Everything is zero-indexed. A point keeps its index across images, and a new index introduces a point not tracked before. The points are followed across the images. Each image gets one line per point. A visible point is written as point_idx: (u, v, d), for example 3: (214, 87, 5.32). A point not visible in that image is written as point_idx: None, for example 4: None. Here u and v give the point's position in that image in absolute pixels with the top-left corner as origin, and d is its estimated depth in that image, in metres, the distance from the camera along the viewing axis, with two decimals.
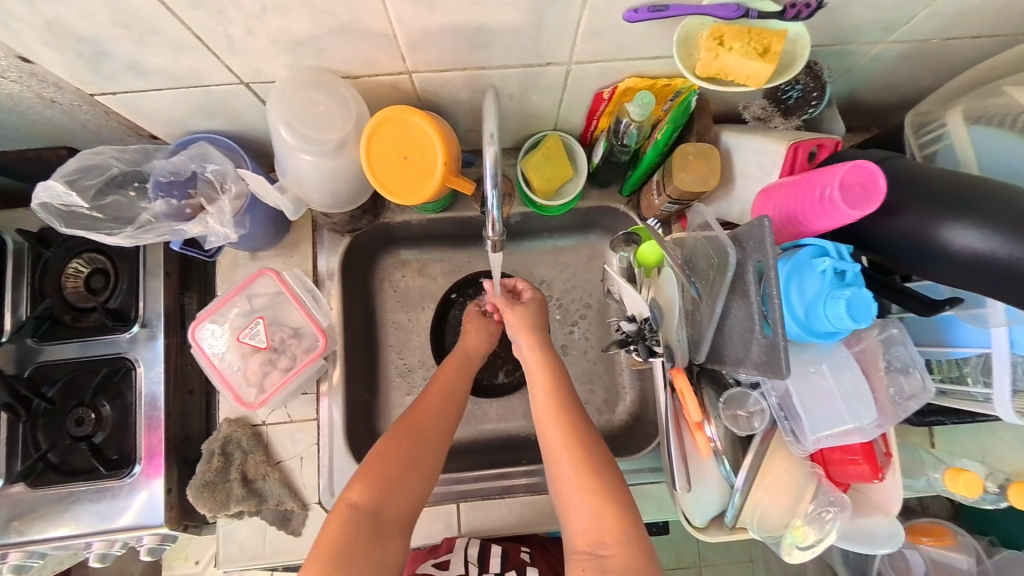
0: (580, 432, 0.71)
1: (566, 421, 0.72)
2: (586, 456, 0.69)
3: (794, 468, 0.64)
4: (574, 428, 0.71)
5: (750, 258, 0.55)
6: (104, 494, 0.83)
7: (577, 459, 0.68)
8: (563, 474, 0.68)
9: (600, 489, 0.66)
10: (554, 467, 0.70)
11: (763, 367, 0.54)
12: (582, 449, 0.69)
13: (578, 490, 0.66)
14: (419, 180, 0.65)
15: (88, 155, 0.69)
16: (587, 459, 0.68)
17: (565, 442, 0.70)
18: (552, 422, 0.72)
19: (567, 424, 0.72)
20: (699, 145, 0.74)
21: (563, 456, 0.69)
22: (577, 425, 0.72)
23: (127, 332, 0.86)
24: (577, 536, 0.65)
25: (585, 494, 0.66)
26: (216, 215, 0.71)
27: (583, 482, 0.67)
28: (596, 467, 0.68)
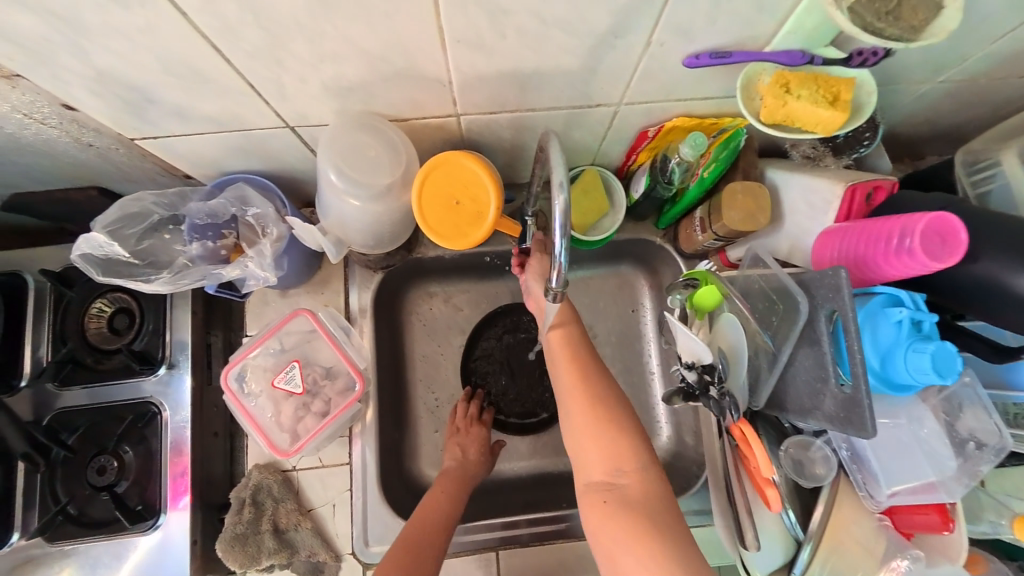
0: (592, 375, 0.67)
1: (578, 364, 0.69)
2: (601, 393, 0.66)
3: (863, 520, 0.61)
4: (587, 376, 0.67)
5: (822, 308, 0.54)
6: (126, 547, 0.79)
7: (591, 399, 0.66)
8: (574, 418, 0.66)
9: (608, 418, 0.64)
10: (570, 423, 0.67)
11: (841, 422, 0.52)
12: (594, 386, 0.67)
13: (589, 425, 0.65)
14: (469, 223, 0.63)
15: (128, 203, 0.68)
16: (601, 398, 0.66)
17: (579, 385, 0.67)
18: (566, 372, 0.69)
19: (581, 370, 0.68)
20: (746, 183, 0.72)
21: (577, 401, 0.66)
22: (587, 365, 0.68)
23: (153, 374, 0.83)
24: (589, 471, 0.64)
25: (598, 430, 0.64)
26: (256, 258, 0.69)
27: (596, 420, 0.64)
28: (608, 399, 0.66)
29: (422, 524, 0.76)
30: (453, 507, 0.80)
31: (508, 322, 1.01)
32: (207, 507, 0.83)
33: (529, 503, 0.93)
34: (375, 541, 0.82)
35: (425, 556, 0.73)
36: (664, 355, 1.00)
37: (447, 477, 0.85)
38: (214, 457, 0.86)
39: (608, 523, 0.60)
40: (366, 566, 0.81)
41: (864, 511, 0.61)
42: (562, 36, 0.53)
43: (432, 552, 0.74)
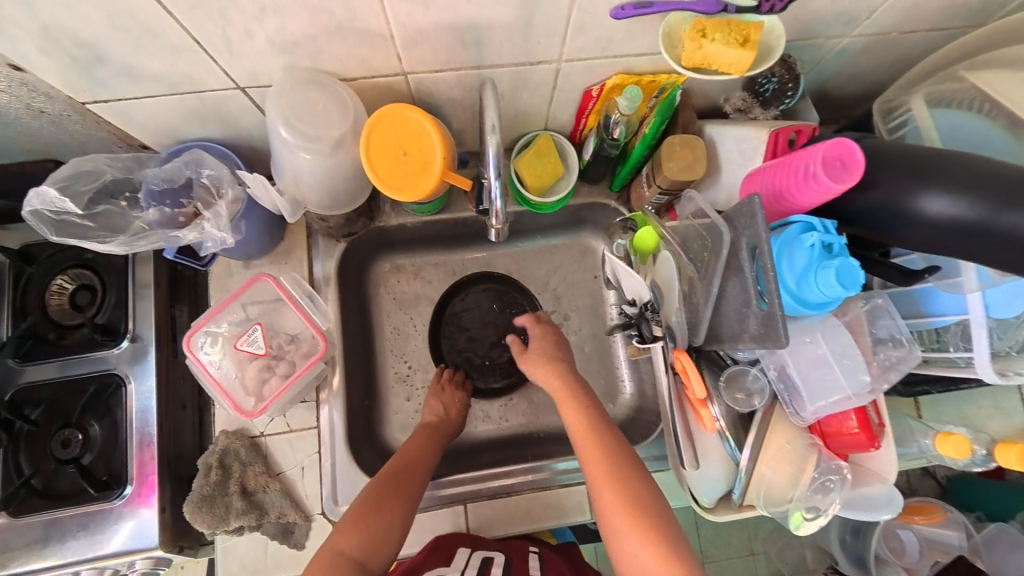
0: (625, 471, 0.69)
1: (603, 445, 0.71)
2: (628, 476, 0.68)
3: (793, 439, 0.65)
4: (614, 462, 0.69)
5: (742, 234, 0.57)
6: (91, 519, 0.78)
7: (620, 490, 0.67)
8: (609, 501, 0.67)
9: (639, 508, 0.65)
10: (603, 523, 0.66)
11: (763, 338, 0.56)
12: (628, 478, 0.68)
13: (620, 517, 0.65)
14: (418, 173, 0.66)
15: (79, 162, 0.68)
16: (634, 489, 0.66)
17: (603, 471, 0.69)
18: (593, 459, 0.70)
19: (606, 444, 0.71)
20: (682, 136, 0.77)
21: (605, 488, 0.67)
22: (618, 455, 0.70)
23: (116, 347, 0.83)
24: (622, 552, 0.63)
25: (629, 518, 0.64)
26: (212, 219, 0.71)
27: (632, 516, 0.64)
28: (639, 492, 0.66)
29: (399, 472, 0.78)
30: (431, 452, 0.83)
31: (473, 292, 1.04)
32: (176, 478, 0.84)
33: (499, 461, 0.95)
34: (345, 500, 0.83)
35: (407, 491, 0.75)
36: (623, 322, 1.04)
37: (421, 434, 0.86)
38: (183, 430, 0.87)
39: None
40: None
41: (794, 431, 0.66)
42: None
43: (412, 489, 0.76)
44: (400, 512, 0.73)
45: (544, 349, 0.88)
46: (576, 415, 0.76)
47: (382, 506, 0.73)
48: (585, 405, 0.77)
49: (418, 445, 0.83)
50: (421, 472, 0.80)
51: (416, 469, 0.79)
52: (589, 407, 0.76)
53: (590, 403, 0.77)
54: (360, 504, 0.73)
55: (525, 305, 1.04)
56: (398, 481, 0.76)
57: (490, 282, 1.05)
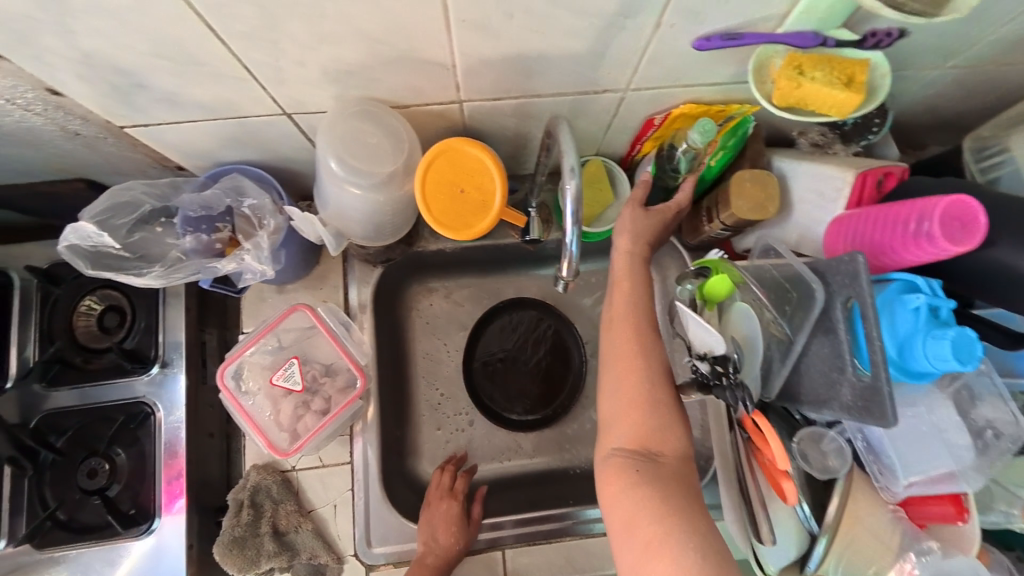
0: (647, 340, 0.63)
1: (638, 339, 0.63)
2: (655, 381, 0.61)
3: (876, 513, 0.60)
4: (643, 342, 0.63)
5: (840, 295, 0.52)
6: (119, 554, 0.76)
7: (636, 339, 0.63)
8: (621, 344, 0.63)
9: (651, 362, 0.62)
10: (612, 378, 0.63)
11: (861, 412, 0.51)
12: (648, 340, 0.63)
13: (628, 403, 0.60)
14: (474, 213, 0.61)
15: (116, 192, 0.64)
16: (649, 372, 0.61)
17: (632, 359, 0.62)
18: (624, 359, 0.62)
19: (638, 341, 0.63)
20: (754, 171, 0.71)
21: (626, 372, 0.62)
22: (649, 340, 0.63)
23: (146, 374, 0.80)
24: (617, 438, 0.60)
25: (640, 409, 0.59)
26: (253, 250, 0.67)
27: (641, 406, 0.59)
28: (660, 398, 0.60)
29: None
30: None
31: (508, 318, 0.99)
32: (202, 511, 0.81)
33: (534, 501, 0.91)
34: (378, 542, 0.81)
35: None
36: None
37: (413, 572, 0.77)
38: (210, 460, 0.83)
39: (626, 490, 0.56)
40: (370, 567, 0.80)
41: (878, 503, 0.60)
42: (570, 16, 0.51)
43: None
44: None
45: (648, 223, 0.71)
46: (625, 297, 0.66)
47: None
48: (640, 292, 0.66)
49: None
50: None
51: None
52: (641, 299, 0.65)
53: (638, 275, 0.68)
54: None
55: (564, 333, 0.99)
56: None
57: (526, 307, 1.00)
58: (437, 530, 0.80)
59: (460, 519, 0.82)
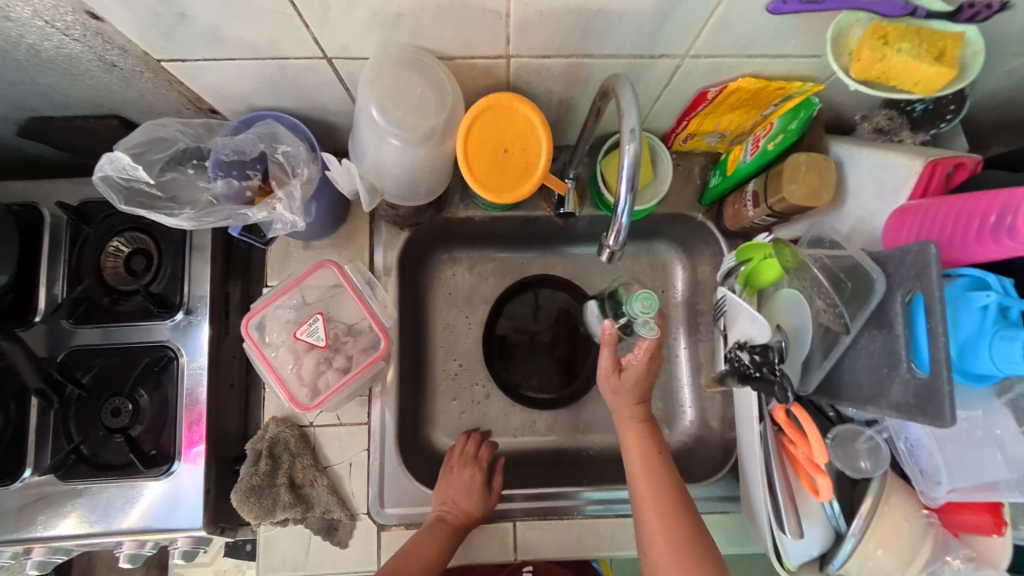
0: (671, 497, 0.69)
1: (648, 471, 0.71)
2: (676, 505, 0.69)
3: (910, 515, 0.58)
4: (665, 497, 0.70)
5: (902, 287, 0.50)
6: (138, 493, 0.77)
7: (659, 486, 0.70)
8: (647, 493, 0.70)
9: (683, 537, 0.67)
10: (645, 533, 0.69)
11: (911, 411, 0.49)
12: (668, 493, 0.70)
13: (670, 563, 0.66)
14: (518, 176, 0.58)
15: (152, 127, 0.63)
16: (674, 512, 0.68)
17: (657, 498, 0.70)
18: (643, 480, 0.71)
19: (657, 474, 0.71)
20: (810, 155, 0.67)
21: (660, 552, 0.67)
22: (673, 510, 0.69)
23: (170, 320, 0.80)
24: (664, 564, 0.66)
25: (675, 543, 0.66)
26: (285, 200, 0.65)
27: (665, 508, 0.69)
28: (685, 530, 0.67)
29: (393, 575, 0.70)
30: (436, 563, 0.73)
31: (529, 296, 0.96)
32: (219, 460, 0.82)
33: (546, 479, 0.91)
34: (392, 504, 0.81)
35: None
36: (693, 352, 0.95)
37: (432, 528, 0.76)
38: (228, 410, 0.84)
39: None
40: (382, 527, 0.80)
41: (910, 505, 0.58)
42: None
43: None
44: None
45: (629, 384, 0.75)
46: (636, 442, 0.74)
47: None
48: (653, 448, 0.73)
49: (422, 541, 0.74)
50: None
51: None
52: (652, 452, 0.73)
53: (642, 418, 0.75)
54: None
55: (585, 319, 0.96)
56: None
57: (550, 286, 0.97)
58: (455, 492, 0.79)
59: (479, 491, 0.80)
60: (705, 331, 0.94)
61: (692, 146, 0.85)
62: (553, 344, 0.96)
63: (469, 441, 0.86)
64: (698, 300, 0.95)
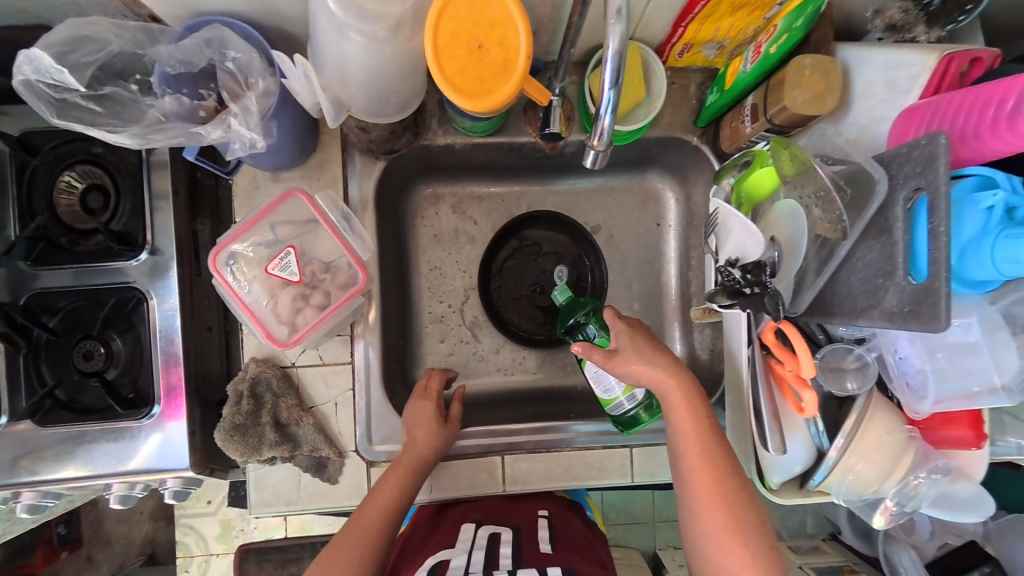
0: (729, 481, 0.61)
1: (703, 446, 0.63)
2: (736, 482, 0.61)
3: (893, 429, 0.58)
4: (724, 479, 0.61)
5: (906, 187, 0.46)
6: (120, 437, 0.74)
7: (710, 453, 0.62)
8: (703, 474, 0.61)
9: (737, 519, 0.59)
10: (691, 507, 0.62)
11: (904, 318, 0.46)
12: (726, 472, 0.62)
13: (718, 540, 0.59)
14: (493, 77, 0.52)
15: (79, 23, 0.54)
16: (730, 495, 0.60)
17: (713, 469, 0.61)
18: (694, 451, 0.63)
19: (710, 449, 0.63)
20: (816, 57, 0.61)
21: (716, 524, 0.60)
22: (729, 487, 0.61)
23: (134, 259, 0.75)
24: (717, 554, 0.59)
25: (732, 527, 0.59)
26: (240, 115, 0.59)
27: (720, 491, 0.60)
28: (742, 518, 0.59)
29: (363, 526, 0.70)
30: (402, 499, 0.73)
31: (530, 236, 0.94)
32: (203, 400, 0.80)
33: (536, 414, 0.90)
34: (380, 441, 0.80)
35: (366, 561, 0.69)
36: (683, 285, 0.93)
37: (397, 468, 0.74)
38: (208, 352, 0.82)
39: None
40: (372, 463, 0.80)
41: (896, 421, 0.59)
42: None
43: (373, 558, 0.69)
44: None
45: (630, 347, 0.68)
46: (690, 418, 0.64)
47: None
48: (704, 411, 0.64)
49: (391, 478, 0.73)
50: (391, 514, 0.72)
51: (378, 532, 0.70)
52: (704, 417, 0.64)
53: (681, 377, 0.66)
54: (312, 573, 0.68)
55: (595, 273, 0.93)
56: (362, 540, 0.70)
57: (557, 229, 0.94)
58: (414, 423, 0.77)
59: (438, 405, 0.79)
60: (698, 264, 0.91)
61: (688, 61, 0.79)
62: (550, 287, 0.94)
63: (432, 378, 0.83)
64: (690, 232, 0.92)
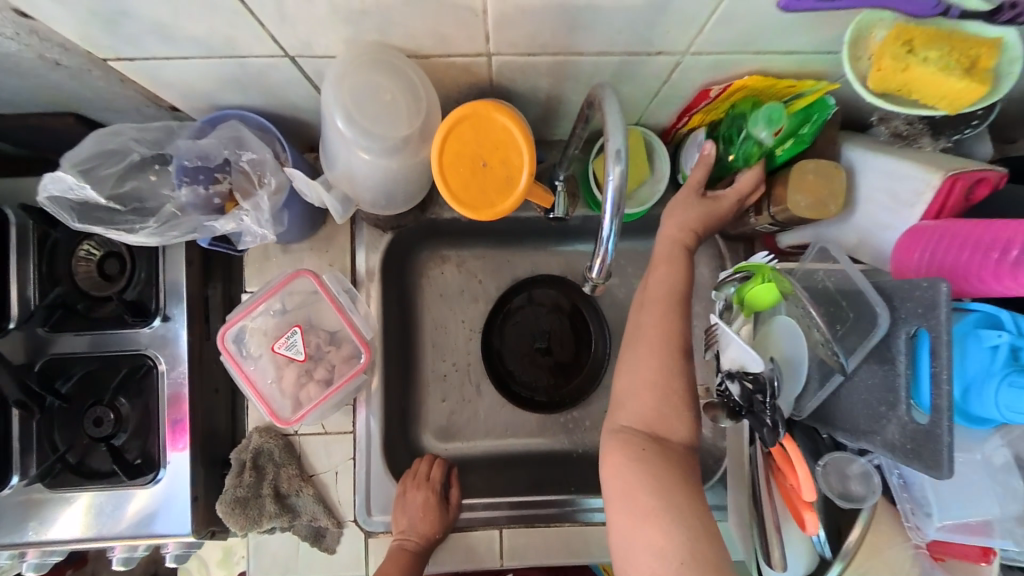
0: (674, 389, 0.59)
1: (665, 313, 0.62)
2: (672, 378, 0.59)
3: (897, 544, 0.57)
4: (666, 380, 0.59)
5: (909, 325, 0.46)
6: (125, 502, 0.76)
7: (666, 323, 0.62)
8: (653, 349, 0.60)
9: (672, 352, 0.60)
10: (637, 353, 0.61)
11: (907, 455, 0.46)
12: (670, 383, 0.59)
13: (638, 418, 0.59)
14: (497, 191, 0.54)
15: (104, 137, 0.59)
16: (667, 362, 0.60)
17: (659, 331, 0.61)
18: (655, 315, 0.62)
19: (667, 324, 0.62)
20: (820, 162, 0.62)
21: (639, 409, 0.59)
22: (669, 386, 0.59)
23: (148, 327, 0.77)
24: (626, 416, 0.59)
25: (655, 390, 0.59)
26: (252, 213, 0.62)
27: (659, 391, 0.59)
28: (673, 386, 0.59)
29: None
30: None
31: (534, 300, 0.94)
32: (208, 462, 0.82)
33: (534, 483, 0.89)
34: (379, 511, 0.81)
35: None
36: None
37: (391, 559, 0.77)
38: (215, 414, 0.84)
39: (627, 463, 0.56)
40: (370, 533, 0.81)
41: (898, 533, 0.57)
42: None
43: None
44: None
45: (702, 207, 0.66)
46: (665, 274, 0.64)
47: None
48: (684, 276, 0.64)
49: (398, 561, 0.76)
50: None
51: None
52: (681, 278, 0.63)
53: (676, 258, 0.65)
54: None
55: (598, 335, 0.94)
56: None
57: (560, 288, 0.94)
58: (412, 521, 0.78)
59: (438, 504, 0.80)
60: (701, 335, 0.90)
61: None
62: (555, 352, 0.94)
63: (433, 466, 0.83)
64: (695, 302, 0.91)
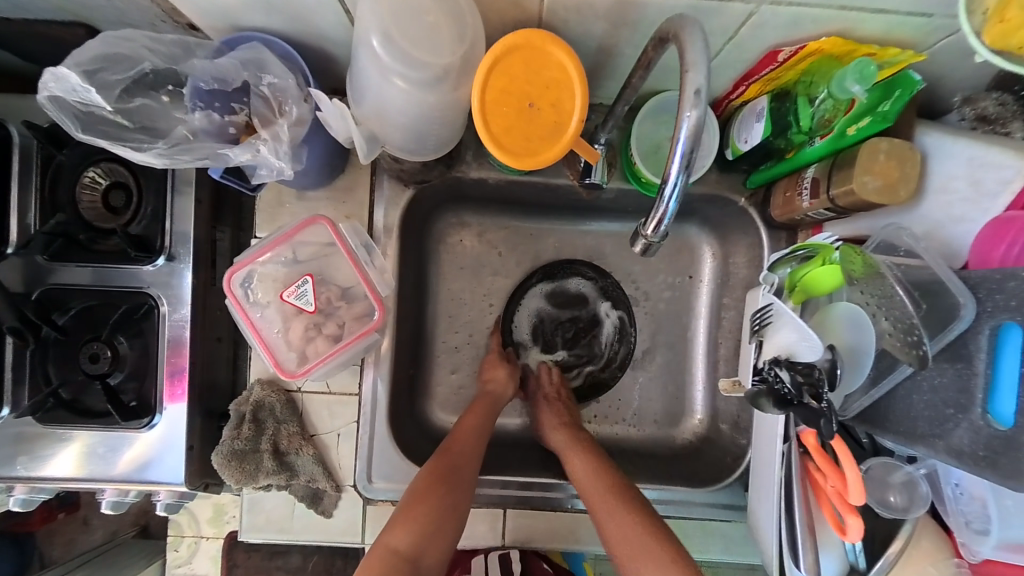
0: (607, 489, 0.69)
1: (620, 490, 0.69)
2: (627, 513, 0.67)
3: (940, 563, 0.52)
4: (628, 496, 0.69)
5: (994, 318, 0.42)
6: (119, 443, 0.73)
7: (608, 492, 0.69)
8: (584, 476, 0.72)
9: (608, 473, 0.71)
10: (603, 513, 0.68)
11: (978, 463, 0.42)
12: (635, 510, 0.67)
13: (626, 545, 0.65)
14: (544, 138, 0.49)
15: (112, 39, 0.53)
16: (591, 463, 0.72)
17: (576, 447, 0.75)
18: (575, 461, 0.74)
19: (613, 504, 0.68)
20: (894, 142, 0.56)
21: (647, 533, 0.65)
22: (645, 518, 0.67)
23: (151, 265, 0.73)
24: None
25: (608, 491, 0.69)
26: (270, 142, 0.57)
27: (613, 495, 0.69)
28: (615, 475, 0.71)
29: (452, 451, 0.71)
30: (484, 434, 0.75)
31: (559, 284, 0.89)
32: (206, 411, 0.78)
33: (542, 463, 0.85)
34: (381, 478, 0.77)
35: (461, 480, 0.69)
36: (713, 347, 0.87)
37: (477, 406, 0.78)
38: (216, 362, 0.80)
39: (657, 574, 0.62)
40: (369, 500, 0.77)
41: (942, 550, 0.53)
42: None
43: (467, 469, 0.70)
44: (450, 521, 0.67)
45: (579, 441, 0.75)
46: (581, 459, 0.73)
47: (409, 534, 0.64)
48: (591, 459, 0.73)
49: (430, 474, 0.68)
50: (476, 449, 0.73)
51: (467, 453, 0.71)
52: (591, 462, 0.73)
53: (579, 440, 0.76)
54: (408, 499, 0.67)
55: (628, 326, 0.88)
56: (454, 463, 0.70)
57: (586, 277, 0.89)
58: (489, 374, 0.82)
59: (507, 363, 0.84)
60: (728, 326, 0.85)
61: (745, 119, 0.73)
62: (579, 339, 0.89)
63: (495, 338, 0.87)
64: (725, 292, 0.85)
